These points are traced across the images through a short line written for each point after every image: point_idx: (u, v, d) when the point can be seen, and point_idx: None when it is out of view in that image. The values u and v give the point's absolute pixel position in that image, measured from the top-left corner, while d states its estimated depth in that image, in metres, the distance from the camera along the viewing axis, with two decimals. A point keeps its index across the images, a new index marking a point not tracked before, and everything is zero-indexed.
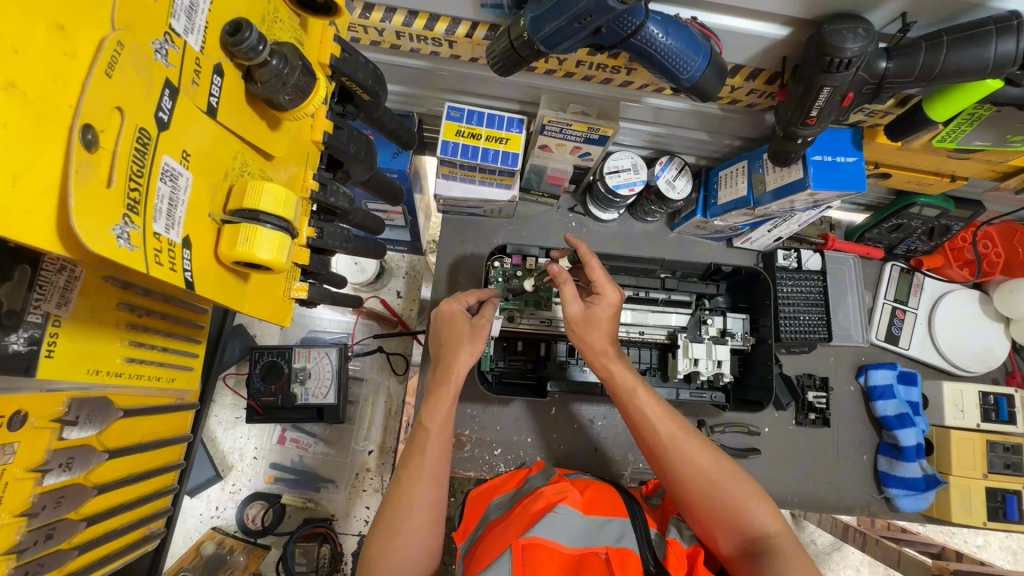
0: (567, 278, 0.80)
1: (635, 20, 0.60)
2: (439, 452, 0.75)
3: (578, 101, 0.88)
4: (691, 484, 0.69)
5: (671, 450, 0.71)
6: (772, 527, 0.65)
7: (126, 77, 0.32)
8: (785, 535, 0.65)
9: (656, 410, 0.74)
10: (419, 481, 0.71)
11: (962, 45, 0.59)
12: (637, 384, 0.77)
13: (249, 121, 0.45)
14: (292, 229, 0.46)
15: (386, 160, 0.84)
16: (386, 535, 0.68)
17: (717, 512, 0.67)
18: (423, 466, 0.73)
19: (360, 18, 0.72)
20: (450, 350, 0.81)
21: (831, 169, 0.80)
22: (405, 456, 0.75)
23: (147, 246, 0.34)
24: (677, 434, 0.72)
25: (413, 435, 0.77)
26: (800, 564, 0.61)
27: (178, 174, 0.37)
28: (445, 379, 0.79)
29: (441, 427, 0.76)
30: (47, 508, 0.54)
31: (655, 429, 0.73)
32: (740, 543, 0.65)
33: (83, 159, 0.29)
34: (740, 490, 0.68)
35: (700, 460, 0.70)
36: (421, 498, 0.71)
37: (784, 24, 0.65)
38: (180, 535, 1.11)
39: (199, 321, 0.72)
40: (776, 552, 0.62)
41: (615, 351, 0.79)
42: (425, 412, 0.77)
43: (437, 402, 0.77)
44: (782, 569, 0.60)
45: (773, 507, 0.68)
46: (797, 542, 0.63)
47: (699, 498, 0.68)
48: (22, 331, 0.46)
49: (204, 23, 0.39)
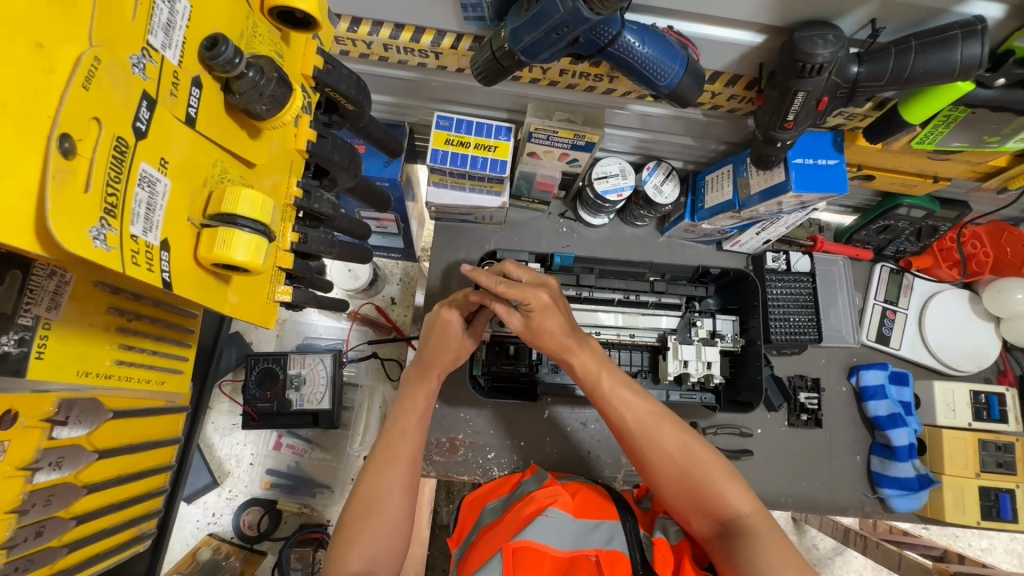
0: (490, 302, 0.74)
1: (611, 30, 0.62)
2: (418, 437, 0.78)
3: (565, 109, 0.89)
4: (662, 471, 0.69)
5: (641, 438, 0.71)
6: (747, 507, 0.64)
7: (103, 89, 0.34)
8: (760, 514, 0.64)
9: (624, 399, 0.73)
10: (398, 466, 0.74)
11: (929, 50, 0.60)
12: (603, 373, 0.75)
13: (226, 129, 0.46)
14: (269, 233, 0.48)
15: (377, 169, 0.86)
16: (365, 520, 0.68)
17: (689, 496, 0.67)
18: (403, 449, 0.76)
19: (348, 31, 0.75)
20: (437, 361, 0.82)
21: (813, 172, 0.82)
22: (382, 443, 0.77)
23: (124, 247, 0.36)
24: (646, 423, 0.71)
25: (392, 417, 0.80)
26: (772, 543, 0.60)
27: (156, 179, 0.39)
28: (425, 377, 0.82)
29: (421, 412, 0.81)
30: (37, 505, 0.56)
31: (624, 418, 0.73)
32: (712, 526, 0.65)
33: (60, 165, 0.31)
34: (710, 473, 0.67)
35: (669, 447, 0.69)
36: (398, 485, 0.72)
37: (758, 31, 0.67)
38: (177, 541, 1.11)
39: (190, 326, 0.73)
40: (748, 537, 0.61)
41: (577, 342, 0.76)
42: (407, 395, 0.82)
43: (415, 393, 0.82)
44: (755, 555, 0.59)
45: (750, 486, 0.67)
46: (770, 522, 0.62)
47: (670, 483, 0.69)
48: (12, 333, 0.47)
49: (181, 39, 0.41)
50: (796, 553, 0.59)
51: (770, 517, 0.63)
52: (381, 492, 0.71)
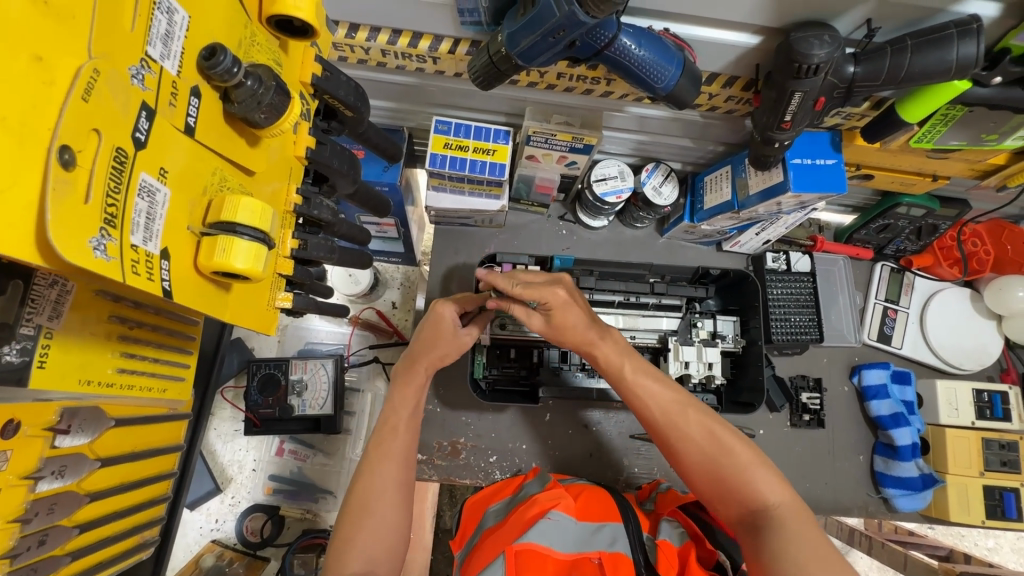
0: (508, 305, 0.76)
1: (607, 33, 0.62)
2: (409, 434, 0.78)
3: (563, 112, 0.90)
4: (688, 459, 0.69)
5: (666, 426, 0.71)
6: (777, 497, 0.63)
7: (103, 101, 0.34)
8: (790, 504, 0.62)
9: (648, 388, 0.74)
10: (389, 464, 0.74)
11: (925, 50, 0.60)
12: (625, 362, 0.75)
13: (226, 138, 0.47)
14: (268, 240, 0.48)
15: (377, 174, 0.87)
16: (359, 521, 0.68)
17: (716, 485, 0.67)
18: (395, 446, 0.75)
19: (346, 37, 0.75)
20: (425, 353, 0.81)
21: (812, 172, 0.82)
22: (376, 441, 0.77)
23: (124, 256, 0.36)
24: (671, 411, 0.72)
25: (383, 415, 0.79)
26: (803, 534, 0.59)
27: (156, 189, 0.39)
28: (412, 371, 0.81)
29: (411, 411, 0.80)
30: (40, 514, 0.56)
31: (648, 407, 0.73)
32: (740, 515, 0.65)
33: (60, 176, 0.31)
34: (738, 461, 0.66)
35: (693, 434, 0.69)
36: (391, 483, 0.72)
37: (754, 33, 0.67)
38: (180, 548, 1.12)
39: (191, 332, 0.73)
40: (777, 525, 0.60)
41: (599, 333, 0.76)
42: (394, 395, 0.81)
43: (405, 389, 0.81)
44: (784, 545, 0.58)
45: (781, 474, 0.65)
46: (801, 512, 0.61)
47: (697, 471, 0.69)
48: (14, 343, 0.47)
49: (179, 49, 0.41)
50: (828, 544, 0.58)
51: (800, 506, 0.62)
52: (375, 491, 0.71)
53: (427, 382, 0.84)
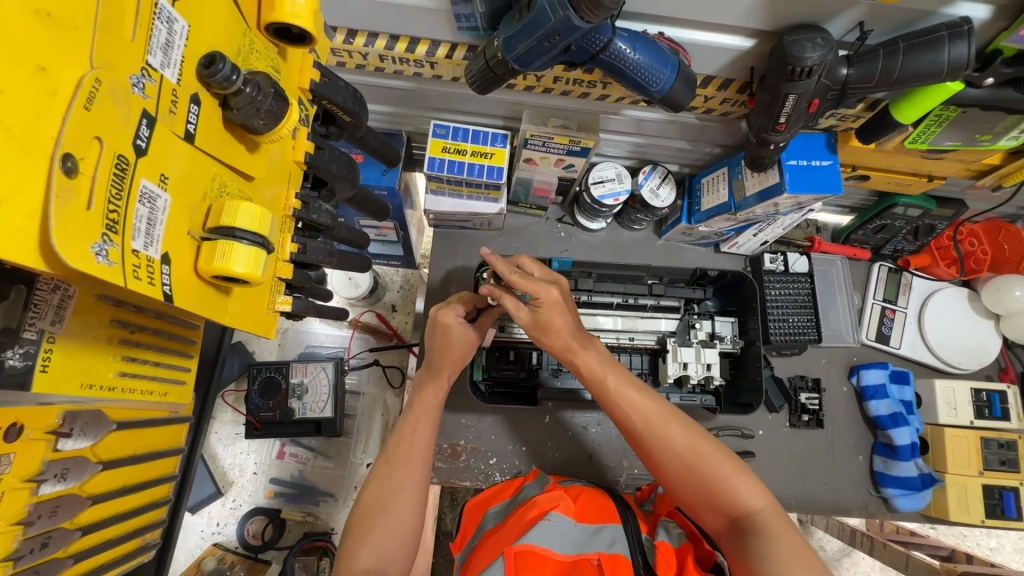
0: (501, 293, 0.76)
1: (602, 37, 0.63)
2: (428, 436, 0.79)
3: (559, 115, 0.91)
4: (671, 469, 0.69)
5: (648, 438, 0.71)
6: (758, 503, 0.64)
7: (104, 110, 0.35)
8: (771, 509, 0.63)
9: (629, 398, 0.73)
10: (408, 464, 0.74)
11: (917, 52, 0.61)
12: (608, 373, 0.75)
13: (226, 144, 0.48)
14: (268, 244, 0.48)
15: (375, 178, 0.87)
16: (373, 519, 0.69)
17: (700, 493, 0.67)
18: (412, 447, 0.76)
19: (344, 43, 0.76)
20: (446, 359, 0.82)
21: (807, 173, 0.82)
22: (394, 443, 0.77)
23: (126, 261, 0.37)
24: (653, 421, 0.71)
25: (402, 418, 0.80)
26: (786, 539, 0.59)
27: (156, 196, 0.40)
28: (436, 377, 0.83)
29: (431, 413, 0.81)
30: (43, 517, 0.57)
31: (631, 417, 0.73)
32: (725, 521, 0.65)
33: (64, 184, 0.32)
34: (720, 470, 0.66)
35: (676, 444, 0.69)
36: (408, 483, 0.73)
37: (748, 36, 0.68)
38: (182, 552, 1.12)
39: (192, 336, 0.74)
40: (761, 532, 0.61)
41: (580, 342, 0.76)
42: (417, 398, 0.82)
43: (426, 392, 0.82)
44: (767, 551, 0.59)
45: (761, 481, 0.66)
46: (781, 517, 0.62)
47: (680, 481, 0.68)
48: (17, 347, 0.48)
49: (179, 58, 0.42)
50: (811, 547, 0.59)
51: (781, 512, 0.63)
52: (391, 490, 0.71)
53: (450, 386, 0.85)
